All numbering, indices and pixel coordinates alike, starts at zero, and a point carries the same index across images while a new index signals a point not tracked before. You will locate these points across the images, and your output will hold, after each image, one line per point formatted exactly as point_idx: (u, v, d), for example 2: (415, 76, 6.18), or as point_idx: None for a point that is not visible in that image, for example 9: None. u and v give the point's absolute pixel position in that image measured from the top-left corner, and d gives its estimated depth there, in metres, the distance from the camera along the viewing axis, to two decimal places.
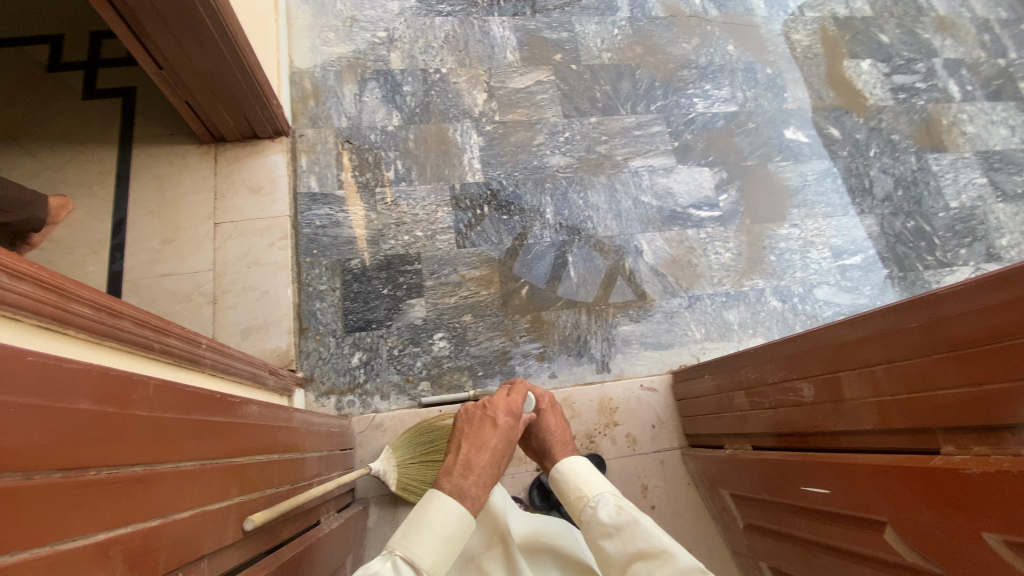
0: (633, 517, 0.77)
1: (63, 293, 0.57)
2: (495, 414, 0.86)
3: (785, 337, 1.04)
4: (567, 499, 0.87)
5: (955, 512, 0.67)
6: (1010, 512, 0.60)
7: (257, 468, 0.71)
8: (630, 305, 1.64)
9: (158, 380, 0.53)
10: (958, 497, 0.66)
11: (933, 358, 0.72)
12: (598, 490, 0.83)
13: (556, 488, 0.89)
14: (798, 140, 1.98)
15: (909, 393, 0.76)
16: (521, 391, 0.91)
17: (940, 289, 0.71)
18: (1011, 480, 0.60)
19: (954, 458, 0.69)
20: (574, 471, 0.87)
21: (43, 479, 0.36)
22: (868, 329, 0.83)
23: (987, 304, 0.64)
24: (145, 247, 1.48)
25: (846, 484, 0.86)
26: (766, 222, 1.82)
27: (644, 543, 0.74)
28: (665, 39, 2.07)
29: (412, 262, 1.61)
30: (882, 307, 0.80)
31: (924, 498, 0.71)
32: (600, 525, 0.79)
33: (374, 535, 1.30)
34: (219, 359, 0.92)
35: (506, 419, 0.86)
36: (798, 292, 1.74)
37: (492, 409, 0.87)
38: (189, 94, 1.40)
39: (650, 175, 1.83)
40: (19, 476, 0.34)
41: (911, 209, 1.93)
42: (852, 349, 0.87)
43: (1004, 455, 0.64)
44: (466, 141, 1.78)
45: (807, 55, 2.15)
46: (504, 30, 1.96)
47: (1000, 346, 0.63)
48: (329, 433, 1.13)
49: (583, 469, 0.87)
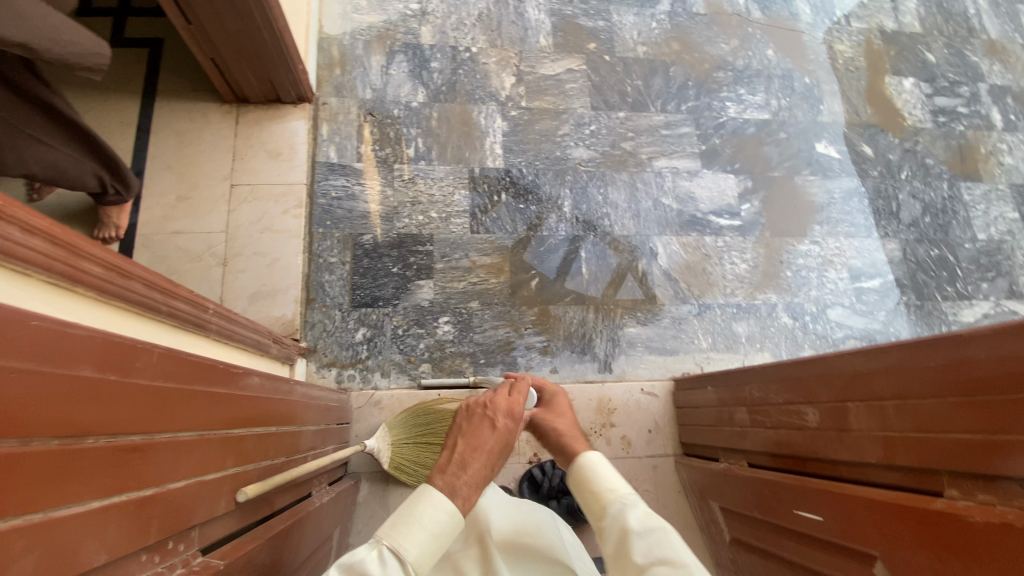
0: (663, 524, 0.71)
1: (75, 249, 0.56)
2: (495, 415, 0.85)
3: (795, 359, 1.02)
4: (587, 498, 0.80)
5: (951, 556, 0.66)
6: (1008, 564, 0.59)
7: (254, 441, 0.71)
8: (639, 307, 1.63)
9: (164, 348, 0.53)
10: (956, 542, 0.65)
11: (948, 400, 0.70)
12: (625, 491, 0.78)
13: (572, 482, 0.84)
14: (829, 156, 1.93)
15: (918, 432, 0.75)
16: (523, 390, 0.91)
17: (965, 330, 0.69)
18: (1014, 534, 0.59)
19: (957, 503, 0.68)
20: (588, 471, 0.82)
21: (43, 446, 0.36)
22: (883, 362, 0.81)
23: (1012, 352, 0.62)
24: (160, 202, 1.47)
25: (841, 514, 0.84)
26: (786, 237, 1.79)
27: (672, 553, 0.67)
28: (704, 37, 2.01)
29: (424, 243, 1.59)
30: (901, 341, 0.78)
31: (921, 539, 0.70)
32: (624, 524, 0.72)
33: (362, 510, 1.31)
34: (225, 326, 0.92)
35: (505, 422, 0.84)
36: (810, 311, 1.72)
37: (493, 409, 0.86)
38: (216, 51, 1.38)
39: (673, 177, 1.80)
40: (18, 442, 0.34)
41: (937, 237, 1.89)
42: (864, 380, 0.85)
43: (1010, 507, 0.62)
44: (490, 124, 1.75)
45: (847, 68, 2.09)
46: (540, 13, 1.91)
47: (1021, 397, 0.61)
48: (327, 407, 1.14)
49: (609, 469, 0.82)
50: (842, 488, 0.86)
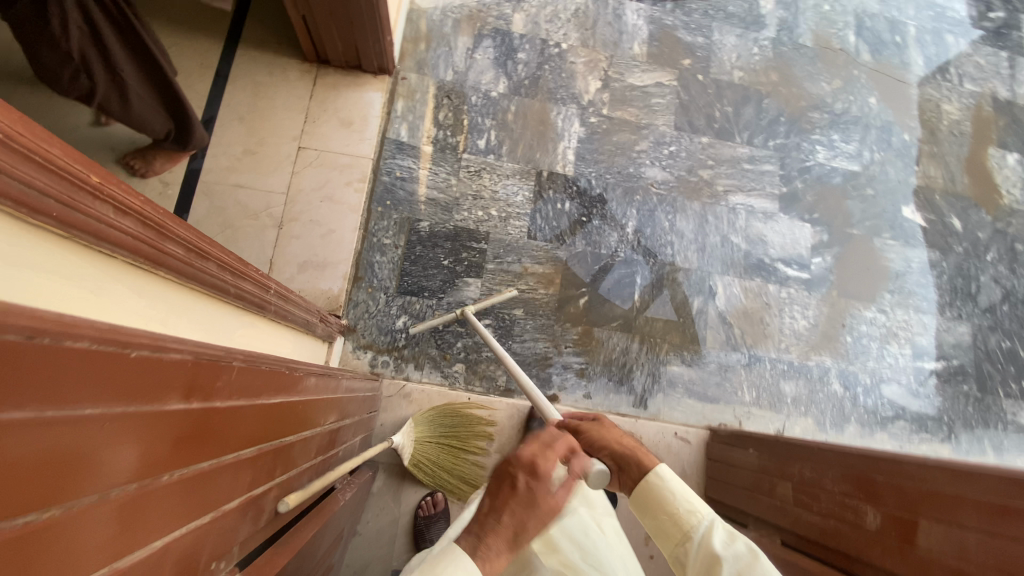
0: (748, 550, 0.73)
1: (161, 230, 0.52)
2: (516, 472, 0.64)
3: (865, 453, 0.96)
4: (663, 514, 0.81)
5: None
6: None
7: (301, 446, 0.68)
8: (686, 346, 1.56)
9: (240, 361, 0.50)
10: None
11: None
12: (699, 513, 0.79)
13: (642, 498, 0.83)
14: (914, 222, 1.81)
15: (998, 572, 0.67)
16: (554, 440, 0.69)
17: None
18: None
19: None
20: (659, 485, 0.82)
21: (116, 495, 0.33)
22: (980, 491, 0.74)
23: None
24: (227, 152, 1.45)
25: None
26: (853, 300, 1.69)
27: None
28: (805, 72, 1.90)
29: (479, 240, 1.55)
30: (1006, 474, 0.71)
31: None
32: (710, 551, 0.74)
33: (375, 501, 1.29)
34: (282, 306, 0.89)
35: (528, 479, 0.64)
36: (864, 382, 1.63)
37: (513, 465, 0.65)
38: (308, 9, 1.34)
39: (747, 216, 1.70)
40: (96, 496, 0.32)
41: (1012, 329, 1.76)
42: (948, 502, 0.78)
43: None
44: (567, 127, 1.67)
45: (952, 131, 1.95)
46: (638, 19, 1.82)
47: None
48: (362, 400, 1.10)
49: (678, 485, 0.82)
50: None
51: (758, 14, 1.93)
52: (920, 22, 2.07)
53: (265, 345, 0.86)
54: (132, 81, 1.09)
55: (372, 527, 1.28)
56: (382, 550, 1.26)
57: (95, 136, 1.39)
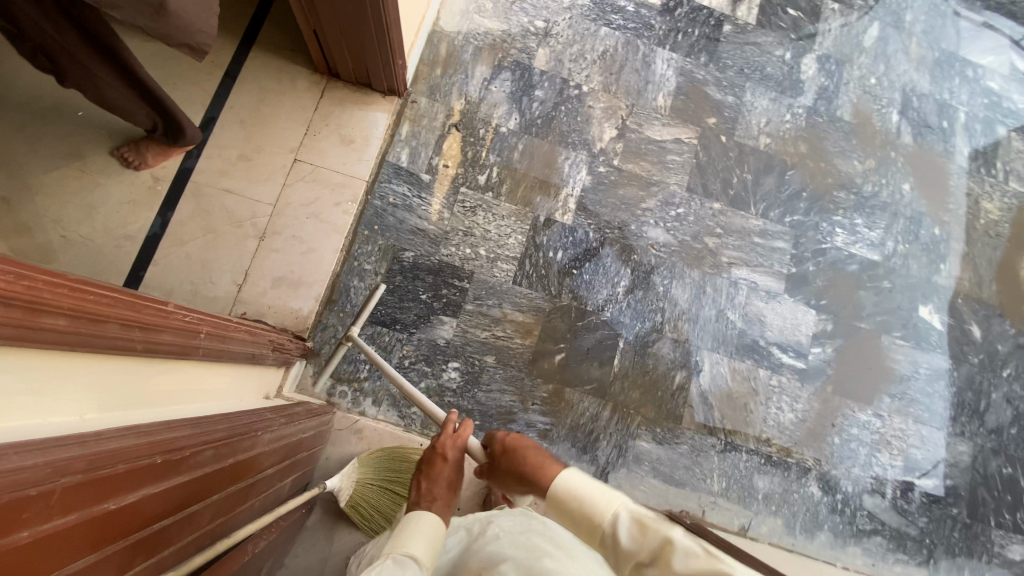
0: (658, 530, 0.66)
1: (32, 308, 0.48)
2: (444, 450, 1.05)
3: None
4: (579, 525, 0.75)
5: None
6: None
7: (180, 524, 0.65)
8: (660, 423, 1.50)
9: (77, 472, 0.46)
10: None
11: None
12: (606, 508, 0.73)
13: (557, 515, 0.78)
14: (929, 324, 1.69)
15: None
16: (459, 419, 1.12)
17: None
18: None
19: None
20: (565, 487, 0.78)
21: None
22: None
23: None
24: (222, 155, 1.44)
25: None
26: (848, 399, 1.59)
27: (682, 563, 0.62)
28: (838, 147, 1.79)
29: (462, 279, 1.50)
30: None
31: None
32: (625, 551, 0.68)
33: (307, 536, 1.26)
34: (215, 347, 0.86)
35: (454, 451, 1.06)
36: (844, 489, 1.53)
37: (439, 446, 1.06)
38: (319, 25, 1.31)
39: (748, 292, 1.62)
40: None
41: (1017, 455, 1.64)
42: None
43: None
44: (573, 174, 1.62)
45: (988, 230, 1.82)
46: (667, 69, 1.75)
47: None
48: (297, 441, 1.07)
49: (580, 483, 0.77)
50: None
51: (797, 79, 1.83)
52: (972, 108, 1.94)
53: (186, 387, 0.83)
54: (115, 85, 1.09)
55: (299, 562, 1.25)
56: None
57: (96, 122, 1.40)
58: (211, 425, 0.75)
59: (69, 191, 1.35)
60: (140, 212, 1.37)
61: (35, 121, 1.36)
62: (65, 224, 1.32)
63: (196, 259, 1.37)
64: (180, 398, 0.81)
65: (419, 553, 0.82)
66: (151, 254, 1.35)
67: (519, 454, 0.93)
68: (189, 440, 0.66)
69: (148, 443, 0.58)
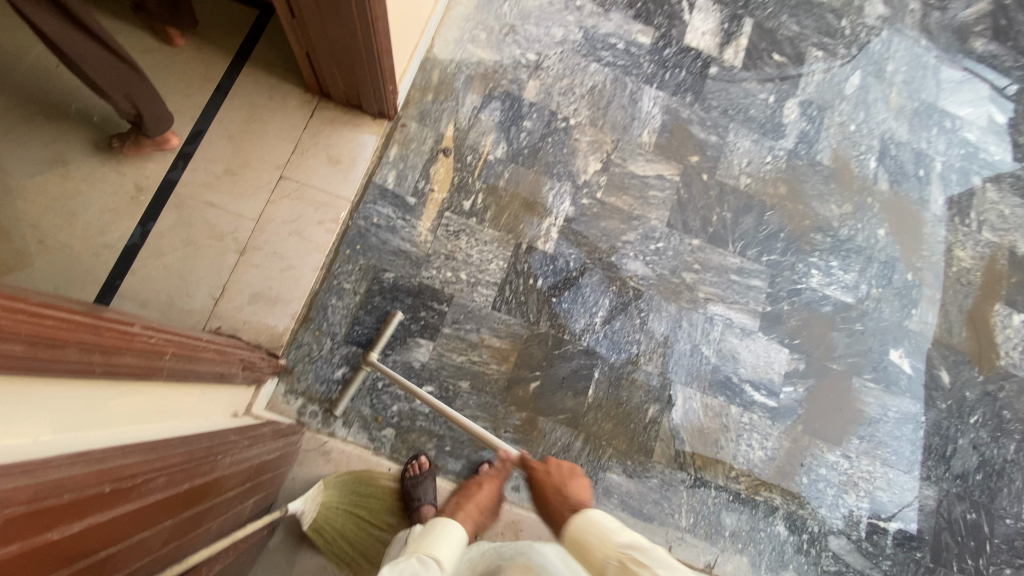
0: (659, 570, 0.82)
1: None
2: (481, 479, 1.23)
3: None
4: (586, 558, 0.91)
5: None
6: None
7: (129, 551, 0.64)
8: (631, 455, 1.50)
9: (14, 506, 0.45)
10: None
11: None
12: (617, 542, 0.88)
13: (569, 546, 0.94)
14: (900, 368, 1.72)
15: None
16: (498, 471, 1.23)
17: None
18: None
19: None
20: (575, 520, 0.96)
21: None
22: None
23: None
24: (208, 168, 1.45)
25: None
26: (818, 440, 1.61)
27: None
28: (816, 191, 1.84)
29: (441, 302, 1.51)
30: None
31: None
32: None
33: (268, 558, 1.25)
34: (181, 367, 0.86)
35: (489, 480, 1.22)
36: (811, 530, 1.54)
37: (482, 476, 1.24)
38: (312, 48, 1.34)
39: (723, 328, 1.64)
40: None
41: (981, 501, 1.66)
42: None
43: None
44: (556, 205, 1.64)
45: (959, 278, 1.86)
46: (653, 107, 1.79)
47: None
48: (261, 464, 1.05)
49: (595, 525, 0.93)
50: None
51: (779, 122, 1.89)
52: (948, 158, 2.00)
53: (149, 407, 0.83)
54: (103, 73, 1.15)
55: None
56: None
57: (84, 129, 1.41)
58: (169, 449, 0.75)
59: (50, 197, 1.34)
60: (120, 221, 1.37)
61: (21, 126, 1.37)
62: (44, 230, 1.32)
63: (173, 271, 1.37)
64: (142, 418, 0.81)
65: (441, 556, 0.92)
66: (129, 264, 1.35)
67: (553, 496, 1.06)
68: (143, 466, 0.66)
69: (97, 471, 0.58)
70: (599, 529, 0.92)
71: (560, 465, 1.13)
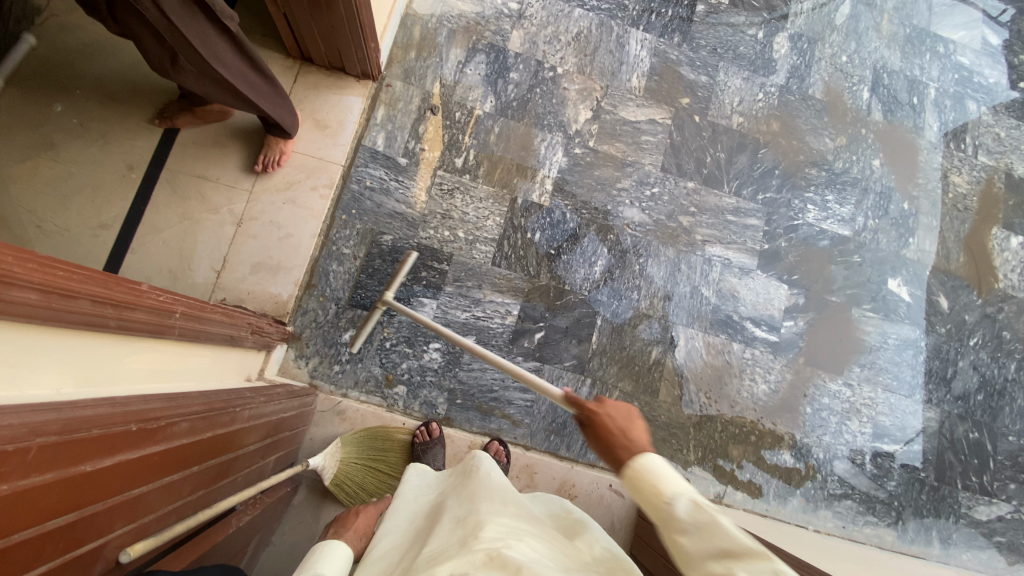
0: None
1: (4, 280, 0.50)
2: (608, 417, 0.74)
3: None
4: None
5: (610, 440, 0.72)
6: (610, 456, 0.72)
7: (160, 492, 0.67)
8: (638, 396, 1.54)
9: (47, 437, 0.47)
10: (610, 432, 0.73)
11: (593, 445, 0.75)
12: None
13: None
14: (898, 296, 1.74)
15: (603, 441, 0.73)
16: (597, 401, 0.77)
17: (621, 419, 0.74)
18: (609, 445, 0.72)
19: (588, 410, 0.76)
20: (636, 467, 0.67)
21: None
22: (591, 441, 0.76)
23: (597, 453, 0.75)
24: (197, 142, 1.45)
25: (596, 437, 0.74)
26: (820, 371, 1.64)
27: None
28: (809, 125, 1.83)
29: (441, 261, 1.52)
30: (579, 409, 0.78)
31: (602, 446, 0.73)
32: None
33: (293, 514, 1.30)
34: (193, 328, 0.88)
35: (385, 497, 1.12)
36: (816, 455, 1.59)
37: (605, 409, 0.75)
38: (288, 8, 1.29)
39: (722, 269, 1.66)
40: None
41: (983, 420, 1.70)
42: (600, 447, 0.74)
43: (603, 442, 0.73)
44: (549, 155, 1.64)
45: (957, 204, 1.86)
46: (641, 50, 1.77)
47: (611, 433, 0.73)
48: (277, 422, 1.08)
49: None
50: (608, 425, 0.73)
51: (769, 58, 1.86)
52: (942, 85, 1.98)
53: (164, 365, 0.85)
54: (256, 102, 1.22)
55: (287, 541, 1.28)
56: (294, 563, 1.26)
57: (70, 109, 1.38)
58: (189, 400, 0.78)
59: (42, 181, 1.32)
60: (114, 200, 1.36)
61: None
62: (41, 215, 1.30)
63: (173, 246, 1.37)
64: (158, 376, 0.84)
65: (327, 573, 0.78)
66: (128, 242, 1.35)
67: None
68: (166, 412, 0.68)
69: (123, 412, 0.60)
70: (664, 478, 0.65)
71: (609, 403, 0.76)
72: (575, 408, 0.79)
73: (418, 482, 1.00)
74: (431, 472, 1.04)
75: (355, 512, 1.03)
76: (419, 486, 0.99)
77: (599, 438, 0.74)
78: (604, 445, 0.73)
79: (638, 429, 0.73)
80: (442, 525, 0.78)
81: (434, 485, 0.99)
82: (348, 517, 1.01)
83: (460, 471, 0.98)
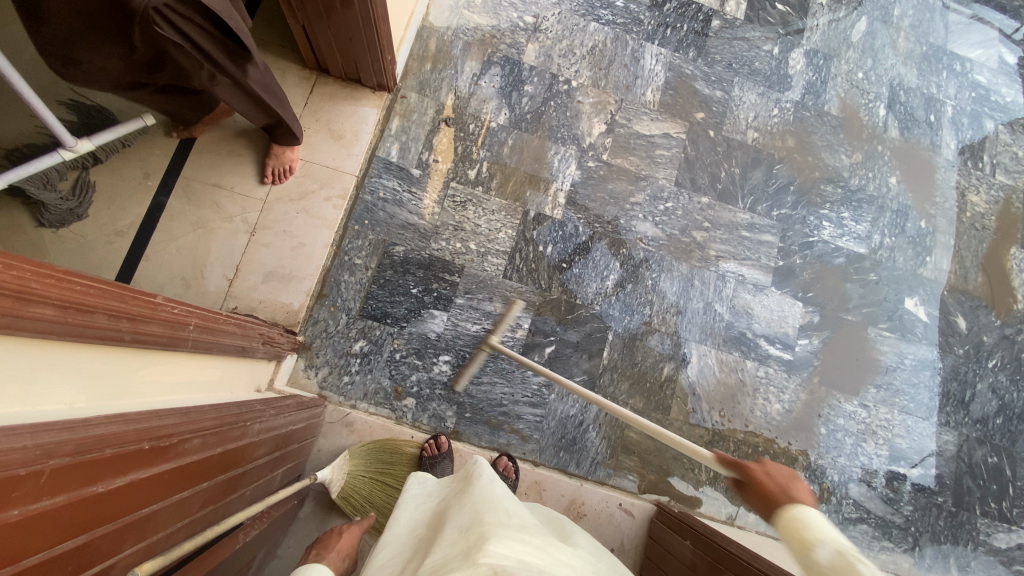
0: None
1: (20, 297, 0.49)
2: (769, 477, 0.83)
3: None
4: None
5: (769, 496, 0.81)
6: (766, 502, 0.81)
7: (169, 510, 0.66)
8: (649, 413, 1.52)
9: (60, 460, 0.47)
10: (771, 488, 0.82)
11: (759, 507, 0.83)
12: None
13: None
14: (915, 316, 1.71)
15: (763, 497, 0.82)
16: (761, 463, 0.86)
17: (770, 470, 0.84)
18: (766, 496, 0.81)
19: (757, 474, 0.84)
20: (792, 516, 0.77)
21: None
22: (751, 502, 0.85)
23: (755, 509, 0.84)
24: (213, 151, 1.45)
25: (756, 496, 0.83)
26: (835, 391, 1.61)
27: None
28: (825, 142, 1.81)
29: (453, 273, 1.51)
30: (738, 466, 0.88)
31: (760, 503, 0.83)
32: None
33: (299, 527, 1.28)
34: (205, 340, 0.88)
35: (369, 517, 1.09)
36: (831, 477, 1.56)
37: (768, 469, 0.84)
38: (307, 20, 1.30)
39: (736, 285, 1.64)
40: None
41: (1001, 444, 1.66)
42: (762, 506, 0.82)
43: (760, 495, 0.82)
44: (562, 169, 1.63)
45: (975, 223, 1.84)
46: (656, 64, 1.77)
47: (770, 488, 0.82)
48: (286, 435, 1.07)
49: None
50: (765, 476, 0.83)
51: (785, 73, 1.85)
52: (959, 103, 1.96)
53: (176, 378, 0.85)
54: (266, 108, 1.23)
55: (292, 554, 1.26)
56: None
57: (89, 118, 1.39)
58: (201, 415, 0.77)
59: None
60: (129, 207, 1.37)
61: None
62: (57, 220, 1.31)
63: (186, 254, 1.37)
64: (170, 388, 0.83)
65: None
66: (142, 249, 1.35)
67: None
68: (177, 428, 0.67)
69: (135, 430, 0.59)
70: (818, 528, 0.74)
71: (772, 467, 0.84)
72: (735, 467, 0.88)
73: (420, 490, 0.97)
74: (433, 480, 1.01)
75: (338, 533, 0.99)
76: (420, 493, 0.96)
77: (760, 495, 0.82)
78: (768, 501, 0.81)
79: (805, 493, 0.80)
80: (448, 531, 0.75)
81: (435, 492, 0.97)
82: (328, 539, 0.97)
83: (461, 477, 0.95)
